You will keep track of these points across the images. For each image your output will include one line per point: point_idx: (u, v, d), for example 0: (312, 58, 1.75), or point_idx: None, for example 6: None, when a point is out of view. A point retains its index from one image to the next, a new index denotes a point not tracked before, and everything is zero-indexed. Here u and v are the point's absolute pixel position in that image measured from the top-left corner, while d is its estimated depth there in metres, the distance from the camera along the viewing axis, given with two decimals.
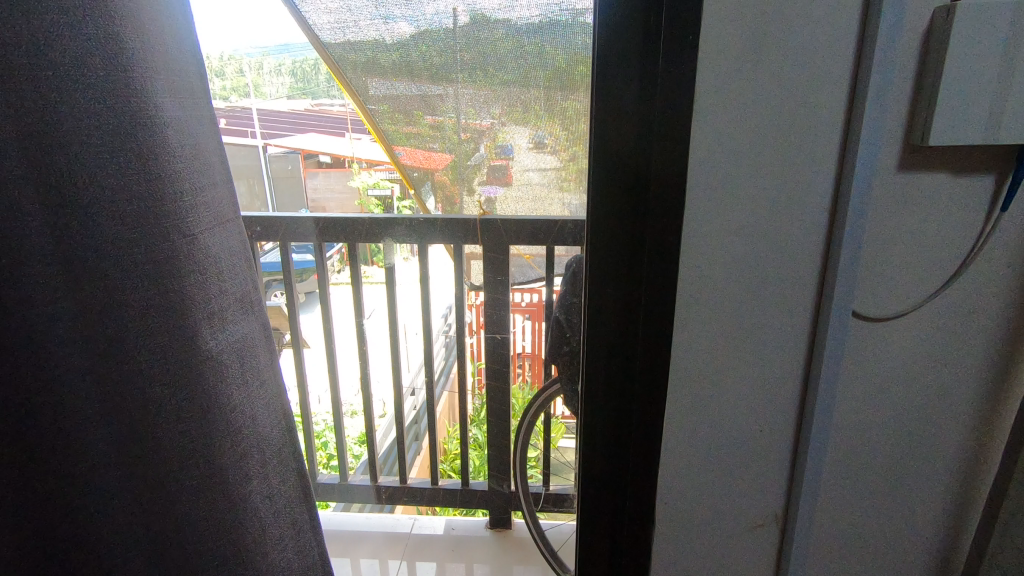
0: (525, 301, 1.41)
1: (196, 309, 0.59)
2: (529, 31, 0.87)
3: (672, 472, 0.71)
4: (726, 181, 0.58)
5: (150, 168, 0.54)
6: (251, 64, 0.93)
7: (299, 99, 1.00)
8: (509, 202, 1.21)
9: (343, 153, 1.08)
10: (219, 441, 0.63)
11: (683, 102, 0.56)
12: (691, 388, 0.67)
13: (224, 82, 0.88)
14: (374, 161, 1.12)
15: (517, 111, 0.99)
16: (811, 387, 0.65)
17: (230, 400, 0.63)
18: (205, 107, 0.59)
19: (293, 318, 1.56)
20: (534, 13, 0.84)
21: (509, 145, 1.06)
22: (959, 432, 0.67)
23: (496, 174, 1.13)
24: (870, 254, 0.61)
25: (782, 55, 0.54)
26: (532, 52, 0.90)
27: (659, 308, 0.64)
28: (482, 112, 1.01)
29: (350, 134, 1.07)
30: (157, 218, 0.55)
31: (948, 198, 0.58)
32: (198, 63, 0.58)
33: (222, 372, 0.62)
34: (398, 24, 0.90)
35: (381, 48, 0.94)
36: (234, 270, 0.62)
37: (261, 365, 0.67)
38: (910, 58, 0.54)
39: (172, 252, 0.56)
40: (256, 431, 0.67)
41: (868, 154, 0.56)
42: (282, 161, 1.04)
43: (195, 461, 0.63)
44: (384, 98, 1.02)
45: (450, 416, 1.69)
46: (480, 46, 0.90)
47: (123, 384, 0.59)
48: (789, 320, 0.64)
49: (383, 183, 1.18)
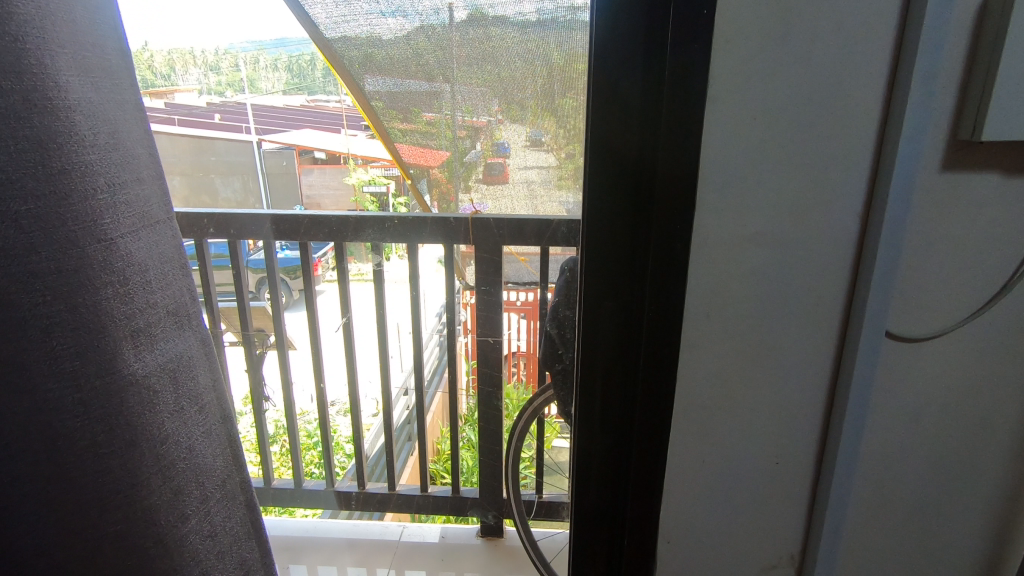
0: (520, 300, 1.30)
1: (115, 326, 0.52)
2: (523, 27, 0.78)
3: (675, 507, 0.63)
4: (743, 181, 0.50)
5: (50, 159, 0.46)
6: (245, 59, 0.82)
7: (294, 95, 0.86)
8: (503, 200, 1.14)
9: (339, 149, 0.95)
10: (148, 478, 0.56)
11: (694, 87, 0.47)
12: (699, 415, 0.59)
13: (219, 76, 0.83)
14: (369, 157, 1.01)
15: (514, 109, 0.91)
16: (835, 415, 0.57)
17: (161, 429, 0.57)
18: (123, 89, 0.53)
19: (276, 318, 1.52)
20: (528, 7, 0.75)
21: (505, 143, 0.95)
22: (998, 464, 0.60)
23: (493, 172, 1.03)
24: (908, 265, 0.53)
25: (812, 33, 0.46)
26: (532, 48, 0.80)
27: (664, 324, 0.56)
28: (479, 108, 0.93)
29: (345, 130, 0.95)
30: (60, 221, 0.47)
31: (998, 201, 0.51)
32: (113, 39, 0.52)
33: (150, 398, 0.55)
34: (393, 20, 0.84)
35: (378, 45, 0.89)
36: (163, 279, 0.57)
37: (200, 382, 0.63)
38: (962, 36, 0.46)
39: (84, 261, 0.49)
40: (193, 461, 0.61)
41: (909, 150, 0.48)
42: (277, 156, 0.95)
43: (119, 501, 0.55)
44: (381, 93, 0.97)
45: (442, 416, 1.60)
46: (477, 46, 0.84)
47: (25, 417, 0.49)
48: (811, 341, 0.56)
49: (380, 180, 1.07)
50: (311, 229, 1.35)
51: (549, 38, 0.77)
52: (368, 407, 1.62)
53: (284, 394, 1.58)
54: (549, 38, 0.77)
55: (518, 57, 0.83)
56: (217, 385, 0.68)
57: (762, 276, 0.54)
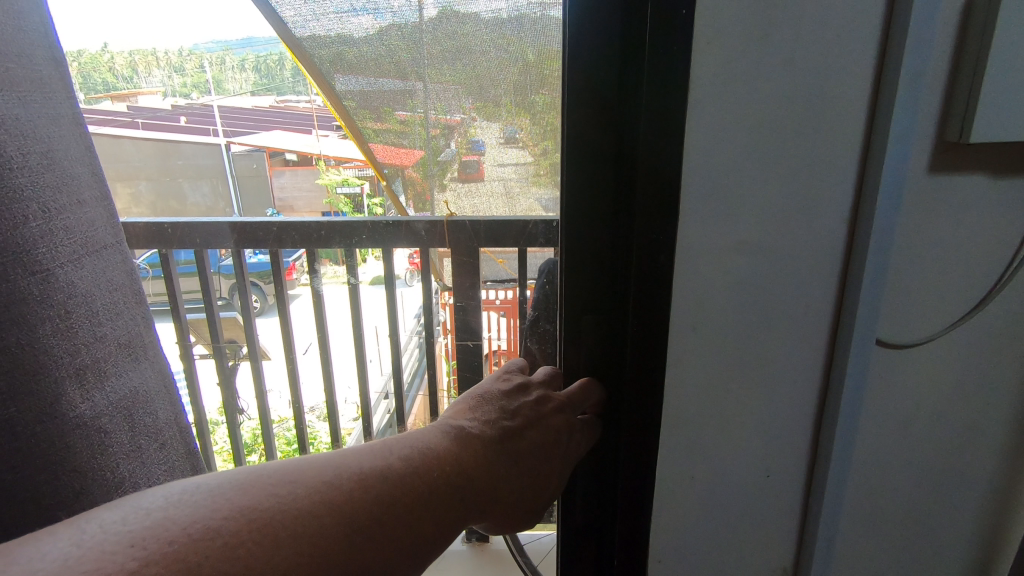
0: (500, 298, 1.22)
1: (71, 355, 0.57)
2: (494, 25, 0.71)
3: (667, 525, 0.61)
4: (725, 190, 0.48)
5: None
6: (211, 59, 0.77)
7: (262, 95, 0.85)
8: (484, 197, 1.02)
9: (308, 149, 0.98)
10: (99, 486, 0.61)
11: (675, 92, 0.45)
12: (689, 431, 0.57)
13: (184, 77, 0.81)
14: (341, 158, 0.98)
15: (489, 106, 0.82)
16: (826, 425, 0.56)
17: (116, 445, 0.62)
18: (57, 105, 0.56)
19: (248, 326, 1.47)
20: (500, 4, 0.68)
21: (480, 140, 0.87)
22: (990, 466, 0.59)
23: (467, 170, 0.94)
24: (897, 271, 0.51)
25: (796, 35, 0.44)
26: (502, 47, 0.73)
27: (648, 336, 0.53)
28: (452, 105, 0.83)
29: (316, 130, 0.95)
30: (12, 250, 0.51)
31: (984, 203, 0.50)
32: (42, 50, 0.54)
33: (106, 417, 0.61)
34: (365, 17, 0.75)
35: (348, 44, 0.79)
36: (114, 308, 0.63)
37: (155, 396, 0.68)
38: (948, 38, 0.45)
39: (37, 293, 0.53)
40: (142, 474, 0.66)
41: (896, 155, 0.46)
42: (246, 158, 1.04)
43: (74, 501, 0.59)
44: (353, 93, 0.86)
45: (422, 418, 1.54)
46: (450, 41, 0.75)
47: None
48: (800, 350, 0.54)
49: (352, 180, 1.05)
50: (279, 239, 1.26)
51: (524, 39, 0.71)
52: (346, 410, 1.58)
53: (258, 403, 1.50)
54: (523, 38, 0.71)
55: (489, 54, 0.75)
56: (176, 405, 0.73)
57: (750, 286, 0.52)
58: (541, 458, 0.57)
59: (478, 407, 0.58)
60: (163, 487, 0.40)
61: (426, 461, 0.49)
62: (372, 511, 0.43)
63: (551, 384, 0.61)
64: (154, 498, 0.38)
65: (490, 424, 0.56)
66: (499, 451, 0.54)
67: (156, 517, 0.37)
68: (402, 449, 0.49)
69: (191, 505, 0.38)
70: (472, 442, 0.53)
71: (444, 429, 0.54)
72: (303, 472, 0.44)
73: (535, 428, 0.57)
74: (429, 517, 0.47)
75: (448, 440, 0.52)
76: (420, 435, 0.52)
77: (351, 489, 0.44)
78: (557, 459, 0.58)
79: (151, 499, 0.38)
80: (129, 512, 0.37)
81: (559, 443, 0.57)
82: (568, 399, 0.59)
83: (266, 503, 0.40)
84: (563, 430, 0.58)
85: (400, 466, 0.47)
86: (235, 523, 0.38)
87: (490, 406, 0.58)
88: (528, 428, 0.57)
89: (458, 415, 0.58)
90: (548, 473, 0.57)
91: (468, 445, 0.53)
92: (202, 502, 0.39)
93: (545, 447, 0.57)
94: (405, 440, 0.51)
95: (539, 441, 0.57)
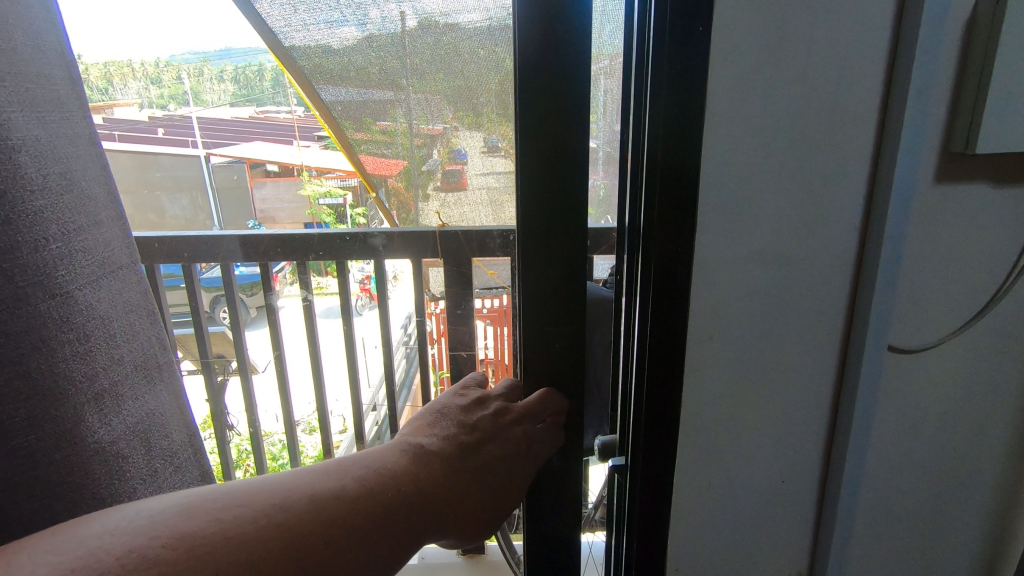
0: (488, 307, 1.18)
1: (89, 380, 0.56)
2: (473, 35, 0.80)
3: (684, 534, 0.61)
4: (739, 203, 0.49)
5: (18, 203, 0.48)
6: (189, 71, 0.84)
7: (242, 106, 0.96)
8: (464, 206, 1.12)
9: (289, 158, 1.30)
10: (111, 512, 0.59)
11: (692, 110, 0.46)
12: (705, 440, 0.57)
13: (161, 89, 0.85)
14: (322, 167, 1.26)
15: (470, 115, 0.92)
16: (840, 429, 0.57)
17: (126, 472, 0.60)
18: (73, 124, 0.56)
19: (237, 338, 1.42)
20: (478, 15, 0.76)
21: (462, 149, 0.97)
22: (994, 466, 0.61)
23: (451, 179, 1.04)
24: (906, 277, 0.52)
25: (807, 52, 0.45)
26: (484, 56, 0.82)
27: (666, 348, 0.53)
28: (433, 116, 0.94)
29: (293, 136, 1.16)
30: (36, 273, 0.50)
31: (989, 210, 0.51)
32: (59, 68, 0.54)
33: (117, 444, 0.59)
34: (345, 29, 0.85)
35: (331, 51, 0.89)
36: (132, 328, 0.63)
37: (166, 408, 0.67)
38: (952, 54, 0.46)
39: (60, 318, 0.52)
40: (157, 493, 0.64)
41: (905, 167, 0.48)
42: (226, 169, 1.38)
43: None
44: (337, 103, 0.98)
45: None
46: (434, 49, 0.84)
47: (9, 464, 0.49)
48: (813, 358, 0.55)
49: (333, 190, 1.25)
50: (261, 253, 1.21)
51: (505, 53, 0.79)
52: (336, 423, 1.56)
53: (249, 414, 1.46)
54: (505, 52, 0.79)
55: (473, 63, 0.84)
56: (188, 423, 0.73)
57: (765, 296, 0.52)
58: (504, 472, 0.54)
59: (438, 423, 0.57)
60: (111, 511, 0.40)
61: (381, 482, 0.48)
62: (319, 533, 0.43)
63: (510, 396, 0.58)
64: (94, 526, 0.38)
65: (448, 439, 0.54)
66: (457, 467, 0.53)
67: (90, 546, 0.36)
68: (358, 470, 0.49)
69: (130, 530, 0.38)
70: (429, 460, 0.52)
71: (401, 448, 0.53)
72: (251, 496, 0.43)
73: (495, 441, 0.55)
74: (381, 537, 0.46)
75: (405, 460, 0.51)
76: (375, 455, 0.52)
77: (302, 511, 0.43)
78: (523, 470, 0.55)
79: (89, 527, 0.38)
80: (66, 540, 0.37)
81: (520, 454, 0.54)
82: (526, 410, 0.55)
83: (210, 529, 0.40)
84: (523, 442, 0.55)
85: (354, 487, 0.47)
86: (171, 551, 0.37)
87: (448, 421, 0.56)
88: (488, 442, 0.54)
89: (418, 432, 0.56)
90: (516, 486, 0.55)
91: (424, 463, 0.52)
92: (141, 528, 0.38)
93: (508, 461, 0.54)
94: (360, 461, 0.50)
95: (500, 456, 0.54)
